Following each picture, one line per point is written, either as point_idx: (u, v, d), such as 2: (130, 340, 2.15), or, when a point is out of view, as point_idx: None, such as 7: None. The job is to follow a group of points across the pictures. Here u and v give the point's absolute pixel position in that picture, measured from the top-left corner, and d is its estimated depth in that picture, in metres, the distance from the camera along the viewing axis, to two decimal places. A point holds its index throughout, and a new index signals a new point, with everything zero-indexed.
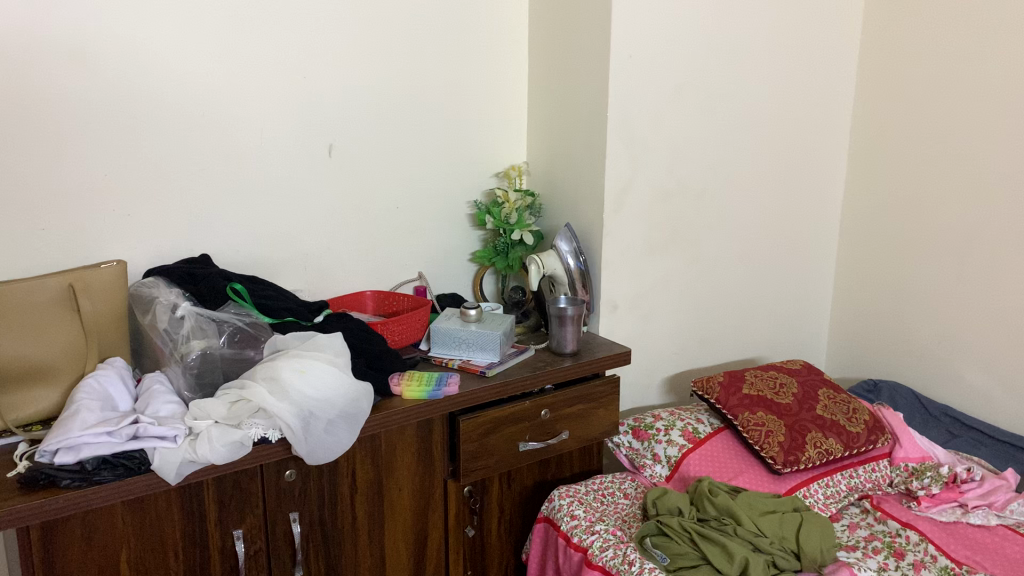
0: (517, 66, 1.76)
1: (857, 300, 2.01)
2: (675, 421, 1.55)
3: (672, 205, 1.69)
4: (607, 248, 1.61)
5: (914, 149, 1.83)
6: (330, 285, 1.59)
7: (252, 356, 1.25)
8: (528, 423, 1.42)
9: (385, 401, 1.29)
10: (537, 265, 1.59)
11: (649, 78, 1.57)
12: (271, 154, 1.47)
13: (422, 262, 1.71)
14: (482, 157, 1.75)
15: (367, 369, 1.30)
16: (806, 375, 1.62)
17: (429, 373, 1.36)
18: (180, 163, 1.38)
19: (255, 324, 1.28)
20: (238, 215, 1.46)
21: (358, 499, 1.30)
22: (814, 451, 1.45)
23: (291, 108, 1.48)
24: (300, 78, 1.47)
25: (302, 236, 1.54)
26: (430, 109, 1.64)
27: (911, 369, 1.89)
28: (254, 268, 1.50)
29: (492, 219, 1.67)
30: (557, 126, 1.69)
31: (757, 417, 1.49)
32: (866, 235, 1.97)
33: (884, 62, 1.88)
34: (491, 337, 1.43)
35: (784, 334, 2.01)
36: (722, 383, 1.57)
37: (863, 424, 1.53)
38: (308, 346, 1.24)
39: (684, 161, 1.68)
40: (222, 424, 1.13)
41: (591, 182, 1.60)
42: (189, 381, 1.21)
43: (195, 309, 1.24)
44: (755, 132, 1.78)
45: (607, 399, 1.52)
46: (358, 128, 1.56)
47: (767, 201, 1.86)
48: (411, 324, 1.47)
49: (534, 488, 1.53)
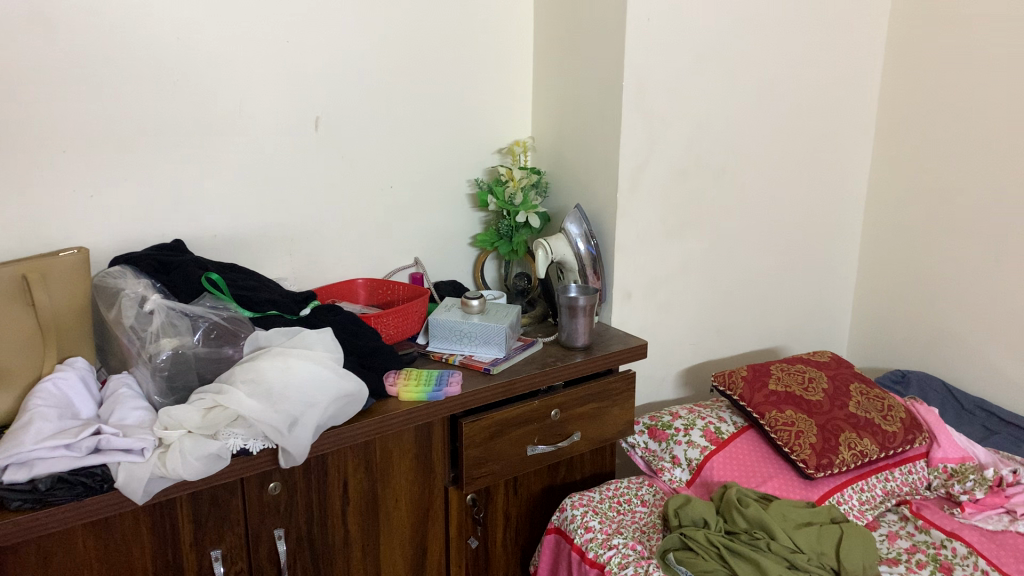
0: (520, 34, 1.61)
1: (883, 285, 1.88)
2: (695, 420, 1.42)
3: (691, 184, 1.55)
4: (621, 230, 1.48)
5: (945, 124, 1.69)
6: (319, 273, 1.46)
7: (231, 354, 1.12)
8: (537, 424, 1.29)
9: (380, 403, 1.17)
10: (544, 249, 1.45)
11: (667, 44, 1.42)
12: (252, 127, 1.33)
13: (419, 246, 1.57)
14: (482, 132, 1.61)
15: (360, 368, 1.17)
16: (836, 368, 1.50)
17: (428, 372, 1.24)
18: (149, 138, 1.24)
19: (233, 318, 1.14)
20: (215, 198, 1.32)
21: (351, 512, 1.17)
22: (849, 453, 1.32)
23: (273, 77, 1.33)
24: (282, 43, 1.33)
25: (288, 220, 1.40)
26: (427, 80, 1.50)
27: (941, 360, 1.77)
28: (236, 256, 1.37)
29: (494, 200, 1.53)
30: (565, 98, 1.55)
31: (786, 416, 1.36)
32: (893, 217, 1.84)
33: (913, 31, 1.74)
34: (496, 330, 1.30)
35: (805, 323, 1.89)
36: (746, 378, 1.44)
37: (899, 423, 1.40)
38: (295, 343, 1.11)
39: (704, 138, 1.54)
40: (197, 434, 1.00)
41: (604, 159, 1.47)
42: (159, 385, 1.07)
43: (165, 303, 1.10)
44: (779, 104, 1.64)
45: (622, 397, 1.39)
46: (347, 100, 1.42)
47: (790, 181, 1.73)
48: (408, 316, 1.34)
49: (543, 494, 1.40)
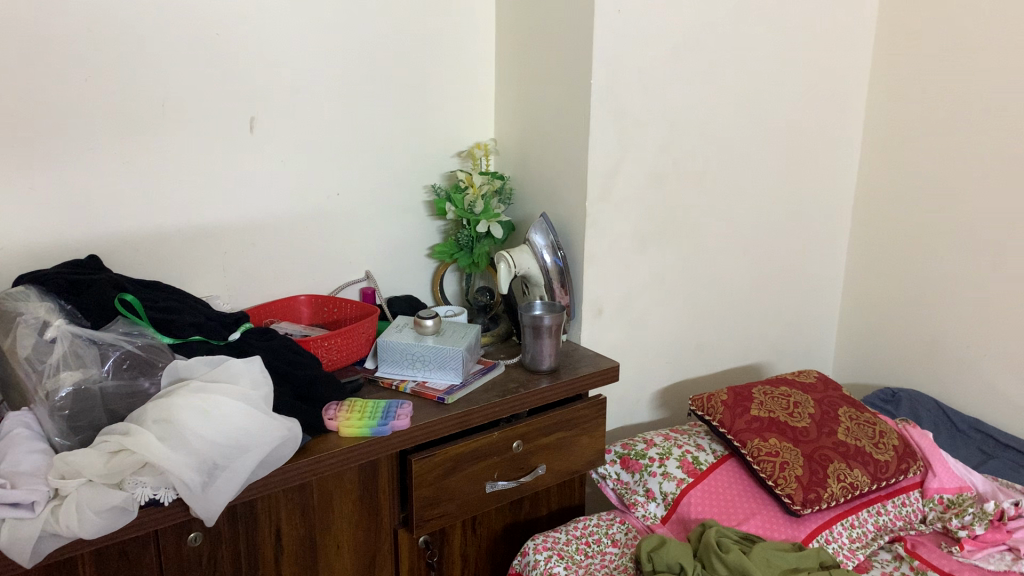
0: (480, 28, 1.49)
1: (871, 297, 1.77)
2: (671, 448, 1.30)
3: (667, 190, 1.43)
4: (592, 241, 1.35)
5: (936, 125, 1.59)
6: (258, 290, 1.33)
7: (147, 388, 0.99)
8: (497, 458, 1.16)
9: (317, 440, 1.04)
10: (507, 263, 1.32)
11: (640, 38, 1.30)
12: (178, 127, 1.19)
13: (370, 257, 1.45)
14: (440, 134, 1.48)
15: (294, 402, 1.04)
16: (823, 390, 1.38)
17: (374, 404, 1.11)
18: (57, 140, 1.10)
19: (149, 346, 1.02)
20: (137, 209, 1.18)
21: (286, 563, 1.04)
22: (838, 486, 1.21)
23: (200, 73, 1.20)
24: (211, 39, 1.20)
25: (223, 232, 1.27)
26: (377, 77, 1.38)
27: (933, 376, 1.67)
28: (163, 273, 1.23)
29: (452, 208, 1.40)
30: (530, 97, 1.43)
31: (770, 445, 1.24)
32: (880, 225, 1.73)
33: (902, 26, 1.63)
34: (452, 354, 1.17)
35: (792, 339, 1.77)
36: (726, 402, 1.33)
37: (891, 451, 1.29)
38: (219, 375, 0.98)
39: (681, 140, 1.42)
40: (99, 484, 0.86)
41: (571, 164, 1.34)
42: (59, 425, 0.93)
43: (70, 330, 0.97)
44: (761, 105, 1.53)
45: (593, 424, 1.27)
46: (287, 101, 1.29)
47: (773, 187, 1.61)
48: (354, 338, 1.21)
49: (504, 532, 1.28)
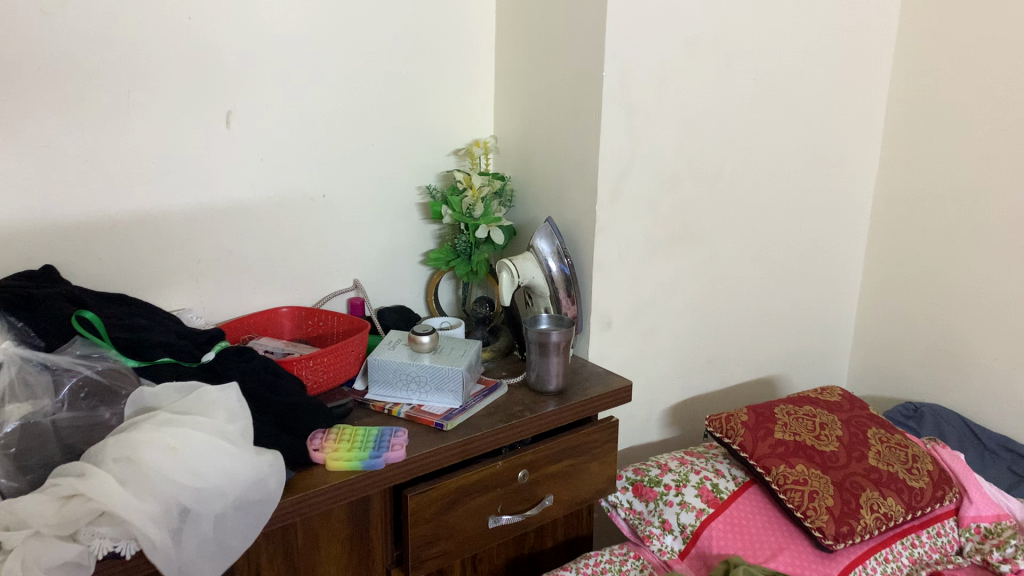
0: (478, 16, 1.37)
1: (890, 305, 1.67)
2: (688, 474, 1.19)
3: (682, 193, 1.32)
4: (601, 249, 1.23)
5: (963, 125, 1.48)
6: (236, 301, 1.22)
7: (106, 418, 0.87)
8: (500, 491, 1.05)
9: (302, 476, 0.92)
10: (509, 271, 1.21)
11: (655, 25, 1.18)
12: (145, 123, 1.07)
13: (357, 265, 1.34)
14: (434, 130, 1.37)
15: (276, 433, 0.92)
16: (849, 410, 1.28)
17: (365, 432, 1.00)
18: (7, 138, 0.98)
19: (110, 371, 0.90)
20: (98, 212, 1.06)
21: None
22: (872, 517, 1.11)
23: (168, 61, 1.07)
24: (180, 25, 1.07)
25: (196, 238, 1.15)
26: (365, 70, 1.26)
27: (956, 390, 1.57)
28: (130, 284, 1.11)
29: (449, 211, 1.29)
30: (533, 91, 1.31)
31: (797, 472, 1.14)
32: (901, 229, 1.63)
33: (926, 18, 1.52)
34: (451, 375, 1.06)
35: (807, 350, 1.67)
36: (746, 424, 1.22)
37: (925, 478, 1.19)
38: (190, 403, 0.87)
39: (697, 138, 1.31)
40: (48, 538, 0.74)
41: (579, 164, 1.23)
42: (5, 465, 0.79)
43: (18, 353, 0.85)
44: (780, 101, 1.42)
45: (603, 449, 1.16)
46: (265, 95, 1.17)
47: (792, 189, 1.50)
48: (343, 358, 1.10)
49: (507, 568, 1.16)
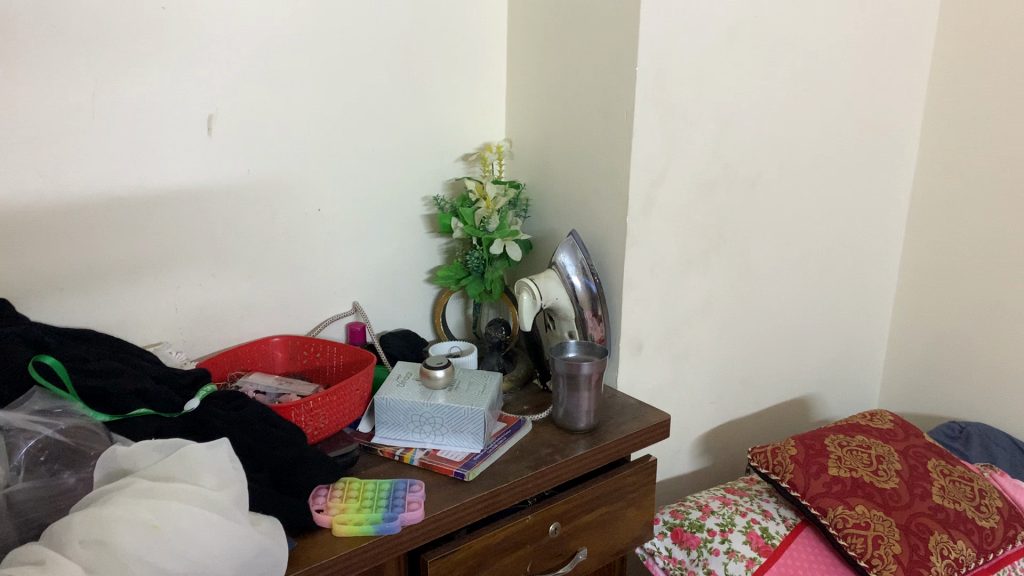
0: (485, 5, 1.23)
1: (927, 317, 1.55)
2: (734, 518, 1.07)
3: (716, 202, 1.19)
4: (631, 265, 1.10)
5: (1009, 123, 1.36)
6: (222, 331, 1.08)
7: (70, 484, 0.73)
8: (531, 548, 0.92)
9: (305, 545, 0.79)
10: (530, 292, 1.08)
11: (689, 15, 1.05)
12: (110, 132, 0.93)
13: (357, 285, 1.20)
14: (439, 136, 1.23)
15: (275, 495, 0.78)
16: (905, 440, 1.16)
17: (375, 487, 0.86)
18: None
19: (76, 429, 0.76)
20: (56, 237, 0.92)
21: None
22: (943, 565, 0.99)
23: (133, 62, 0.92)
24: (145, 21, 0.92)
25: (175, 261, 1.01)
26: (359, 68, 1.12)
27: (1001, 408, 1.44)
28: (99, 316, 0.97)
29: (460, 225, 1.16)
30: (552, 89, 1.18)
31: (858, 515, 1.02)
32: (938, 235, 1.50)
33: (968, 4, 1.39)
34: (472, 416, 0.93)
35: (840, 367, 1.55)
36: (795, 459, 1.10)
37: (995, 515, 1.07)
38: (171, 465, 0.72)
39: (733, 140, 1.17)
40: None
41: (606, 172, 1.10)
42: None
43: None
44: (817, 99, 1.28)
45: (641, 493, 1.03)
46: (247, 99, 1.02)
47: (828, 194, 1.37)
48: (348, 397, 0.96)
49: None
